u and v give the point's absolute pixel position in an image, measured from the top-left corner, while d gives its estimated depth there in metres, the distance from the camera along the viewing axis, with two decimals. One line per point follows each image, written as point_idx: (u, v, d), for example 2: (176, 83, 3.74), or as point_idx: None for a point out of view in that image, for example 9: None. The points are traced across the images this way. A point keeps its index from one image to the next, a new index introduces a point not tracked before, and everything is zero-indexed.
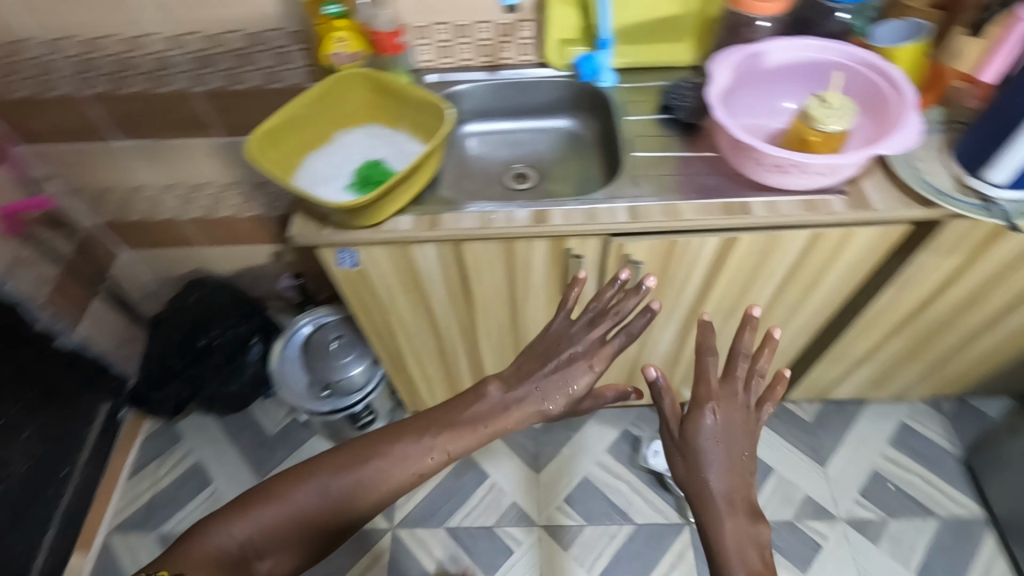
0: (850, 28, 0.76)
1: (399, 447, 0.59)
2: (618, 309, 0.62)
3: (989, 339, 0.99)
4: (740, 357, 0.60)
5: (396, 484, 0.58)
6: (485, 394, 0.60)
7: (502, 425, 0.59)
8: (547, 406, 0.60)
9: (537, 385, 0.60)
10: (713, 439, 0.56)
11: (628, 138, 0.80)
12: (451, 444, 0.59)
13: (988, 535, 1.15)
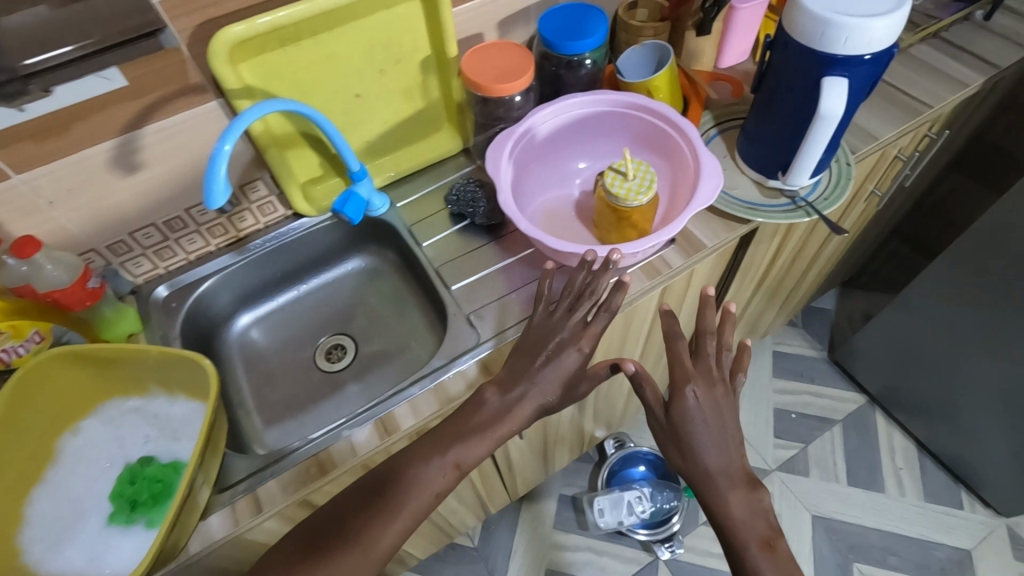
0: (595, 68, 0.70)
1: (408, 472, 0.50)
2: (592, 290, 0.55)
3: (815, 267, 1.07)
4: (709, 335, 0.54)
5: (411, 514, 0.49)
6: (484, 404, 0.52)
7: (507, 432, 0.51)
8: (547, 400, 0.53)
9: (534, 383, 0.53)
10: (702, 420, 0.50)
11: (437, 269, 0.69)
12: (460, 458, 0.51)
13: (876, 415, 1.28)
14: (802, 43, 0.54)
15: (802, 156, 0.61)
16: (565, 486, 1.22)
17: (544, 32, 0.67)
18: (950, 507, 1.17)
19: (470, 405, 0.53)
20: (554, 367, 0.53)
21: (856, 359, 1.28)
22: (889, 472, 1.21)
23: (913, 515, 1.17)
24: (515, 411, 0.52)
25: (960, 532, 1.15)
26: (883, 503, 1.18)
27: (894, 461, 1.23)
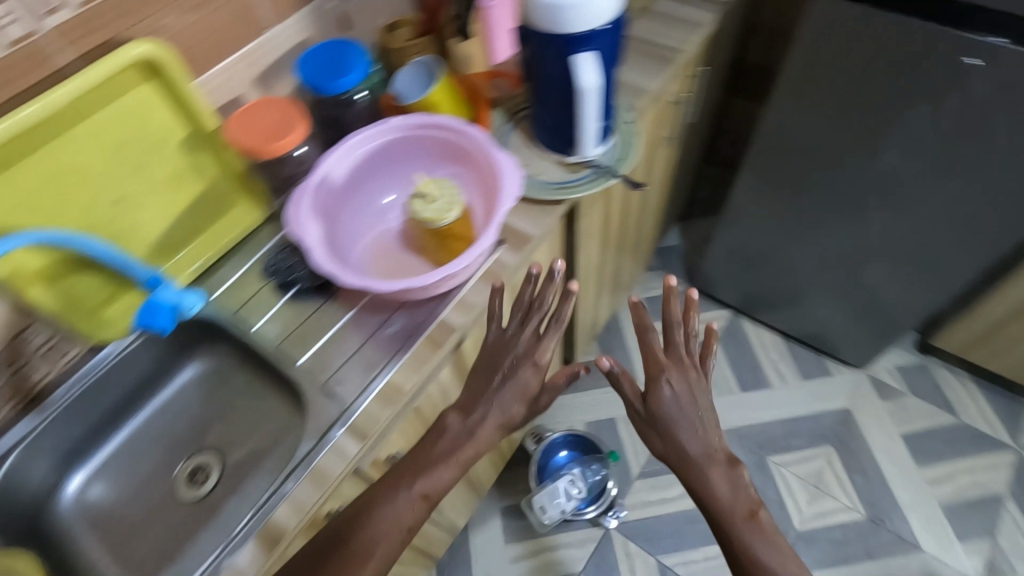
0: (374, 98, 0.70)
1: (378, 510, 0.52)
2: (540, 305, 0.59)
3: (647, 213, 1.16)
4: (676, 325, 0.61)
5: (388, 549, 0.51)
6: (445, 430, 0.56)
7: (470, 453, 0.55)
8: (509, 417, 0.57)
9: (494, 403, 0.57)
10: (678, 407, 0.58)
11: (279, 349, 0.64)
12: (429, 487, 0.54)
13: (743, 321, 1.43)
14: (545, 29, 0.58)
15: (583, 127, 0.66)
16: (503, 497, 1.21)
17: (306, 77, 0.65)
18: (823, 377, 1.33)
19: (433, 434, 0.57)
20: (518, 377, 0.57)
21: (712, 280, 1.40)
22: (769, 367, 1.35)
23: (798, 396, 1.31)
24: (487, 430, 0.56)
25: (837, 395, 1.30)
26: (773, 395, 1.31)
27: (769, 356, 1.37)
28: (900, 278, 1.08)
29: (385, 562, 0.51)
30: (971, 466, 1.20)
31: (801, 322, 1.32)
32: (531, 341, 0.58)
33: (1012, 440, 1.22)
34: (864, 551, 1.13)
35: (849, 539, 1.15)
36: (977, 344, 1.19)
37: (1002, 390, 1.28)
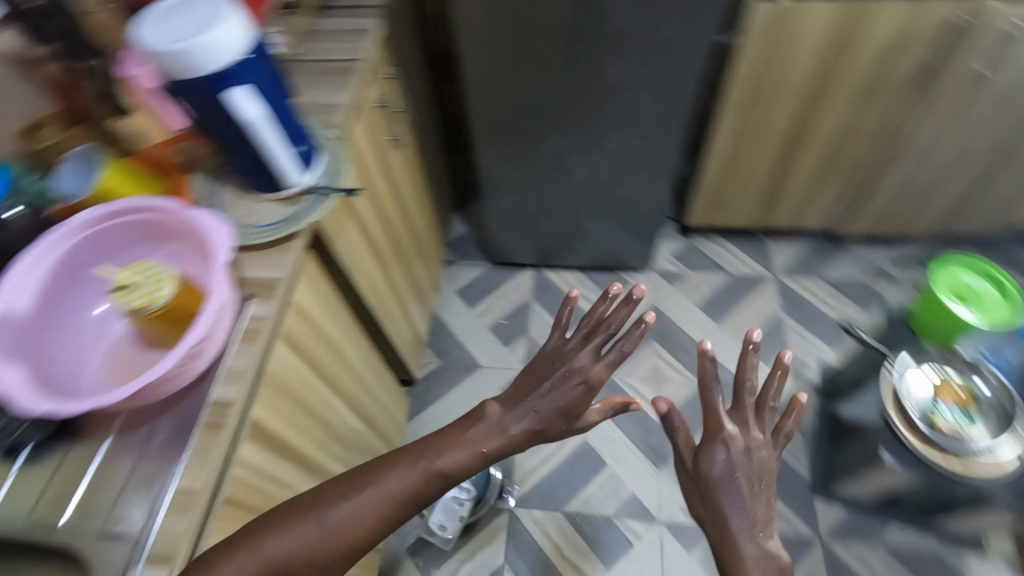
0: (37, 209, 0.62)
1: (396, 473, 0.62)
2: (604, 324, 0.70)
3: (413, 213, 1.21)
4: (744, 386, 0.69)
5: (386, 510, 0.60)
6: (484, 418, 0.67)
7: (495, 445, 0.65)
8: (537, 425, 0.67)
9: (527, 408, 0.67)
10: (723, 473, 0.65)
11: (29, 522, 0.54)
12: (446, 461, 0.63)
13: (545, 272, 1.55)
14: (183, 78, 0.57)
15: (276, 158, 0.66)
16: (403, 536, 1.18)
17: None
18: (625, 289, 1.51)
19: (466, 421, 0.67)
20: (561, 385, 0.67)
21: (506, 249, 1.51)
22: (582, 301, 1.50)
23: None
24: (527, 421, 0.66)
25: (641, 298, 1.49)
26: None
27: (579, 293, 1.51)
28: (631, 180, 1.26)
29: (380, 525, 0.60)
30: (752, 306, 1.45)
31: (588, 250, 1.49)
32: (581, 359, 0.68)
33: (769, 272, 1.49)
34: None
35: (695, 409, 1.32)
36: (711, 211, 1.43)
37: (749, 239, 1.54)
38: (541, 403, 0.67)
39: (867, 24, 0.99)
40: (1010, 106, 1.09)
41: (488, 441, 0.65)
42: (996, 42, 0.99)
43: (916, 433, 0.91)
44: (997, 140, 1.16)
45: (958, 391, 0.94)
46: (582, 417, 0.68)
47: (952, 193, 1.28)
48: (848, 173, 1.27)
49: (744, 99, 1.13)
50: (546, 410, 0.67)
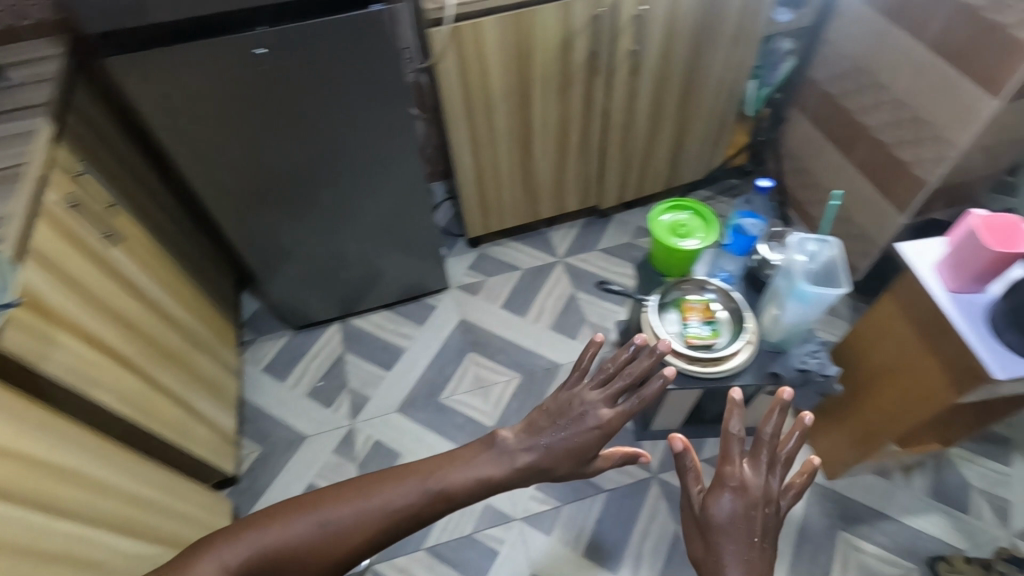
0: None
1: (405, 484, 0.76)
2: (626, 372, 0.84)
3: (174, 304, 1.14)
4: (765, 436, 0.74)
5: (383, 521, 0.73)
6: (501, 443, 0.81)
7: (495, 472, 0.78)
8: (559, 461, 0.80)
9: (543, 443, 0.80)
10: (730, 524, 0.69)
11: None
12: (452, 483, 0.76)
13: (352, 321, 1.53)
14: None
15: None
16: None
17: None
18: (431, 312, 1.54)
19: (471, 451, 0.81)
20: (576, 428, 0.80)
21: (302, 311, 1.47)
22: (393, 336, 1.50)
23: (426, 339, 1.49)
24: (534, 455, 0.80)
25: (448, 316, 1.53)
26: (410, 353, 1.46)
27: (388, 330, 1.51)
28: (391, 211, 1.30)
29: (370, 538, 0.72)
30: (547, 292, 1.56)
31: (383, 286, 1.50)
32: (603, 412, 0.81)
33: (554, 258, 1.62)
34: (536, 398, 1.38)
35: (522, 402, 1.37)
36: (485, 217, 1.53)
37: (530, 233, 1.67)
38: (554, 439, 0.80)
39: (530, 29, 1.12)
40: (671, 71, 1.31)
41: (493, 468, 0.79)
42: (635, 23, 1.17)
43: (675, 362, 1.05)
44: (675, 99, 1.38)
45: (699, 307, 1.09)
46: (590, 461, 0.81)
47: (665, 149, 1.51)
48: (580, 154, 1.44)
49: (462, 113, 1.24)
50: (557, 450, 0.80)
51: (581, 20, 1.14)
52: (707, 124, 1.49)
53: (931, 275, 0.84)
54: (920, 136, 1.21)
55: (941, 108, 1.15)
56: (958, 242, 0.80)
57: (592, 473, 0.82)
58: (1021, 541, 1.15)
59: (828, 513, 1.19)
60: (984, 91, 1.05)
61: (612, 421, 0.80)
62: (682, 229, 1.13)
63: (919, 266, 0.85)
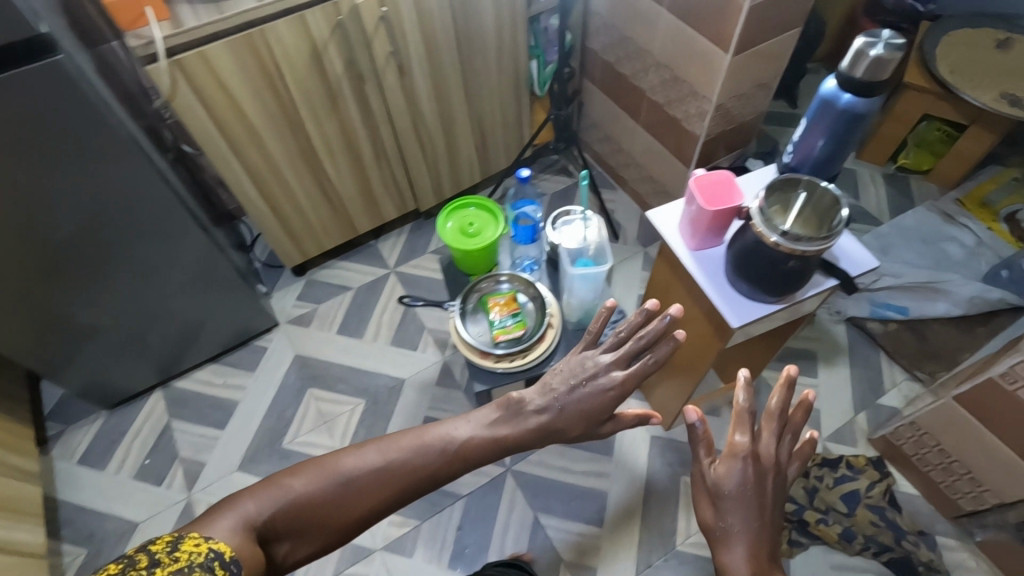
0: None
1: (428, 439, 0.71)
2: (650, 334, 0.77)
3: None
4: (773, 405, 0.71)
5: (401, 484, 0.68)
6: (520, 412, 0.76)
7: (513, 429, 0.75)
8: (583, 424, 0.76)
9: (569, 400, 0.76)
10: (741, 495, 0.66)
11: None
12: (469, 442, 0.73)
13: (175, 383, 1.41)
14: None
15: None
16: None
17: None
18: (262, 355, 1.45)
19: (492, 413, 0.77)
20: (592, 385, 0.76)
21: (109, 389, 1.33)
22: (223, 390, 1.40)
23: (260, 386, 1.40)
24: (549, 415, 0.76)
25: (281, 355, 1.45)
26: (244, 405, 1.37)
27: (217, 385, 1.40)
28: (176, 265, 1.19)
29: (392, 500, 0.68)
30: (383, 306, 1.51)
31: (199, 340, 1.38)
32: (617, 376, 0.76)
33: (386, 269, 1.58)
34: (384, 420, 1.34)
35: (370, 427, 1.33)
36: (299, 245, 1.45)
37: (357, 249, 1.61)
38: (568, 400, 0.76)
39: (268, 50, 1.05)
40: (444, 66, 1.28)
41: (508, 427, 0.75)
42: (385, 26, 1.13)
43: (497, 355, 1.05)
44: (460, 92, 1.36)
45: (503, 301, 1.10)
46: (605, 420, 0.77)
47: (467, 141, 1.50)
48: (380, 163, 1.40)
49: (225, 148, 1.15)
50: (569, 412, 0.76)
51: (323, 32, 1.08)
52: (503, 110, 1.49)
53: (677, 238, 0.88)
54: (683, 95, 1.27)
55: (691, 66, 1.21)
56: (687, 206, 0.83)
57: (605, 435, 0.78)
58: (831, 443, 1.28)
59: (670, 462, 1.26)
60: (716, 47, 1.12)
61: (626, 376, 0.76)
62: (470, 227, 1.11)
63: (667, 231, 0.89)
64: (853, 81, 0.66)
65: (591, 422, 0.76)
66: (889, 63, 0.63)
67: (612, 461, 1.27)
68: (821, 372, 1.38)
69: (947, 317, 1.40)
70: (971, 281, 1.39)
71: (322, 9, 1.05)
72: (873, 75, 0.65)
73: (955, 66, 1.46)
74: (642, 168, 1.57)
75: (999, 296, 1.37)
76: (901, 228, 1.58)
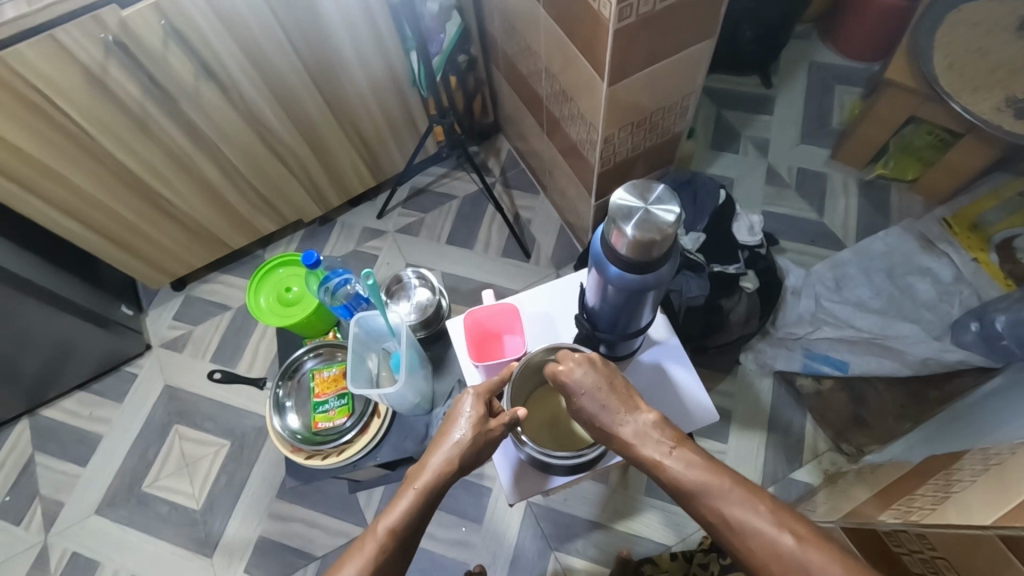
0: None
1: (360, 547, 0.53)
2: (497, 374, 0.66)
3: None
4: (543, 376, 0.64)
5: None
6: (423, 475, 0.57)
7: (427, 477, 0.57)
8: (475, 437, 0.58)
9: (452, 434, 0.59)
10: (610, 400, 0.61)
11: None
12: (400, 520, 0.54)
13: (41, 414, 1.34)
14: None
15: None
16: None
17: None
18: (131, 384, 1.35)
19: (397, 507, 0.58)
20: (463, 413, 0.59)
21: None
22: (88, 424, 1.32)
23: (125, 420, 1.32)
24: (445, 453, 0.58)
25: (150, 386, 1.35)
26: (108, 442, 1.30)
27: (83, 417, 1.33)
28: None
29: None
30: (260, 332, 1.37)
31: (57, 375, 1.28)
32: (474, 398, 0.60)
33: None
34: (247, 466, 1.25)
35: (232, 473, 1.24)
36: (161, 267, 1.31)
37: (241, 261, 1.46)
38: (459, 430, 0.58)
39: (21, 80, 0.85)
40: (285, 75, 1.05)
41: (421, 479, 0.57)
42: (177, 38, 0.90)
43: (328, 449, 0.90)
44: (318, 100, 1.13)
45: (331, 377, 0.95)
46: (496, 423, 0.59)
47: (346, 149, 1.27)
48: (236, 182, 1.20)
49: (14, 187, 0.98)
50: (460, 434, 0.58)
51: (94, 52, 0.87)
52: (387, 112, 1.25)
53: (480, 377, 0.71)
54: (574, 113, 1.02)
55: (576, 83, 0.95)
56: (472, 351, 0.72)
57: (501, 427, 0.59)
58: None
59: (542, 534, 1.15)
60: (593, 71, 0.86)
61: (480, 386, 0.61)
62: (287, 291, 0.96)
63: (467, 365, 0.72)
64: (624, 258, 0.48)
65: (482, 436, 0.58)
66: (661, 241, 0.46)
67: (483, 531, 1.16)
68: (732, 435, 1.21)
69: (893, 378, 1.19)
70: (927, 338, 1.16)
71: (77, 26, 0.83)
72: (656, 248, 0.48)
73: (954, 59, 1.13)
74: (555, 178, 1.32)
75: (959, 358, 1.13)
76: (864, 255, 1.29)
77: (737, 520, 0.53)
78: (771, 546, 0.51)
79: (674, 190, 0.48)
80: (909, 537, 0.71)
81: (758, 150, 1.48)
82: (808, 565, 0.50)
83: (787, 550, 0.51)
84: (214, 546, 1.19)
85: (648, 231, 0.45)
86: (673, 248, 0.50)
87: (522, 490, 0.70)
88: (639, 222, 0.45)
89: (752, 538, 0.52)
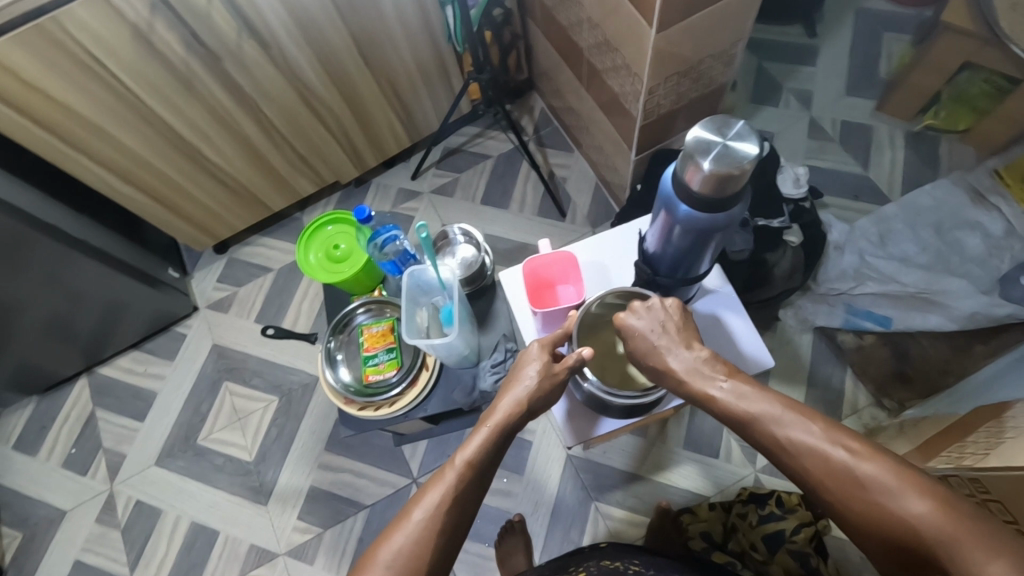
0: None
1: (442, 479, 0.55)
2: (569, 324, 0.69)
3: None
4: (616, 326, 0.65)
5: (444, 539, 0.53)
6: (497, 413, 0.60)
7: (498, 416, 0.59)
8: (542, 380, 0.61)
9: (521, 380, 0.62)
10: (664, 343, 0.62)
11: None
12: (476, 456, 0.57)
13: (99, 371, 1.40)
14: None
15: None
16: None
17: None
18: (181, 343, 1.40)
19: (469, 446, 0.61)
20: (531, 363, 0.63)
21: (29, 381, 1.32)
22: (143, 380, 1.38)
23: (177, 377, 1.37)
24: (515, 393, 0.61)
25: (200, 344, 1.40)
26: (162, 397, 1.36)
27: (138, 374, 1.39)
28: (48, 272, 1.10)
29: (451, 548, 0.54)
30: (302, 292, 1.41)
31: (112, 333, 1.34)
32: (539, 346, 0.64)
33: None
34: (296, 420, 1.30)
35: (282, 427, 1.30)
36: (205, 229, 1.34)
37: (280, 223, 1.48)
38: (528, 377, 0.62)
39: (71, 38, 0.86)
40: (324, 31, 1.04)
41: (494, 417, 0.59)
42: None
43: (378, 400, 0.92)
44: (356, 58, 1.12)
45: (378, 331, 0.97)
46: (560, 368, 0.63)
47: (382, 107, 1.27)
48: (276, 141, 1.21)
49: (66, 147, 1.00)
50: (531, 381, 0.61)
51: (140, 10, 0.87)
52: (422, 68, 1.24)
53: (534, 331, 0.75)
54: (617, 64, 1.00)
55: (621, 32, 0.93)
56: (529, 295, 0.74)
57: (569, 365, 0.62)
58: (764, 476, 1.15)
59: (582, 485, 1.18)
60: (641, 17, 0.84)
61: (544, 338, 0.65)
62: (335, 249, 0.98)
63: (522, 320, 0.76)
64: (697, 195, 0.51)
65: (549, 379, 0.62)
66: (739, 174, 0.48)
67: (523, 481, 1.20)
68: (770, 391, 1.22)
69: (938, 333, 1.18)
70: (975, 292, 1.14)
71: None
72: (726, 187, 0.50)
73: None
74: (591, 134, 1.31)
75: (1007, 312, 1.11)
76: (910, 209, 1.26)
77: (792, 440, 0.53)
78: (826, 462, 0.51)
79: (753, 129, 0.49)
80: (959, 480, 0.72)
81: (799, 103, 1.49)
82: (865, 478, 0.49)
83: (842, 464, 0.50)
84: (268, 495, 1.25)
85: (726, 165, 0.47)
86: (745, 187, 0.52)
87: (576, 432, 0.73)
88: (719, 155, 0.47)
89: (809, 457, 0.52)
